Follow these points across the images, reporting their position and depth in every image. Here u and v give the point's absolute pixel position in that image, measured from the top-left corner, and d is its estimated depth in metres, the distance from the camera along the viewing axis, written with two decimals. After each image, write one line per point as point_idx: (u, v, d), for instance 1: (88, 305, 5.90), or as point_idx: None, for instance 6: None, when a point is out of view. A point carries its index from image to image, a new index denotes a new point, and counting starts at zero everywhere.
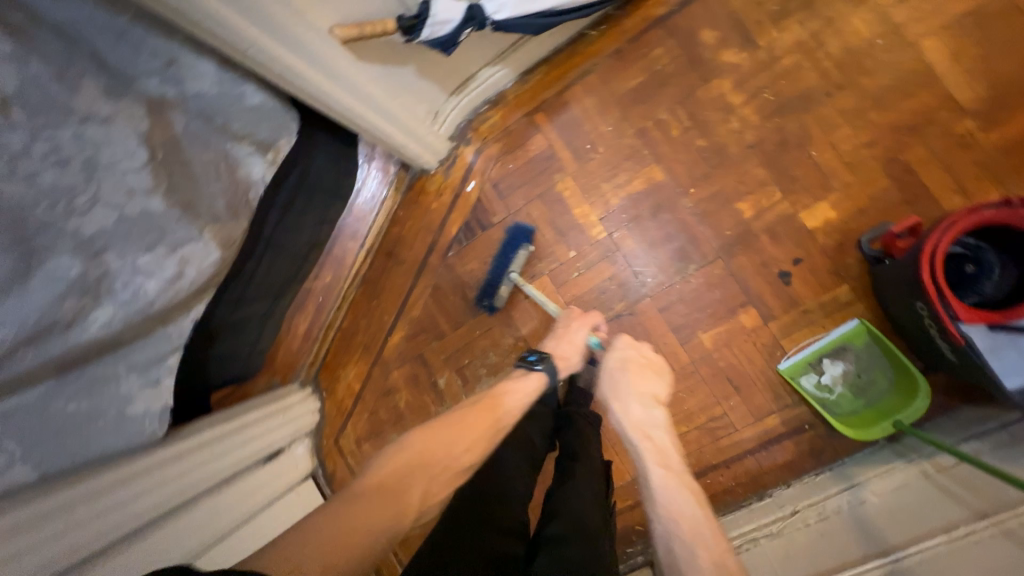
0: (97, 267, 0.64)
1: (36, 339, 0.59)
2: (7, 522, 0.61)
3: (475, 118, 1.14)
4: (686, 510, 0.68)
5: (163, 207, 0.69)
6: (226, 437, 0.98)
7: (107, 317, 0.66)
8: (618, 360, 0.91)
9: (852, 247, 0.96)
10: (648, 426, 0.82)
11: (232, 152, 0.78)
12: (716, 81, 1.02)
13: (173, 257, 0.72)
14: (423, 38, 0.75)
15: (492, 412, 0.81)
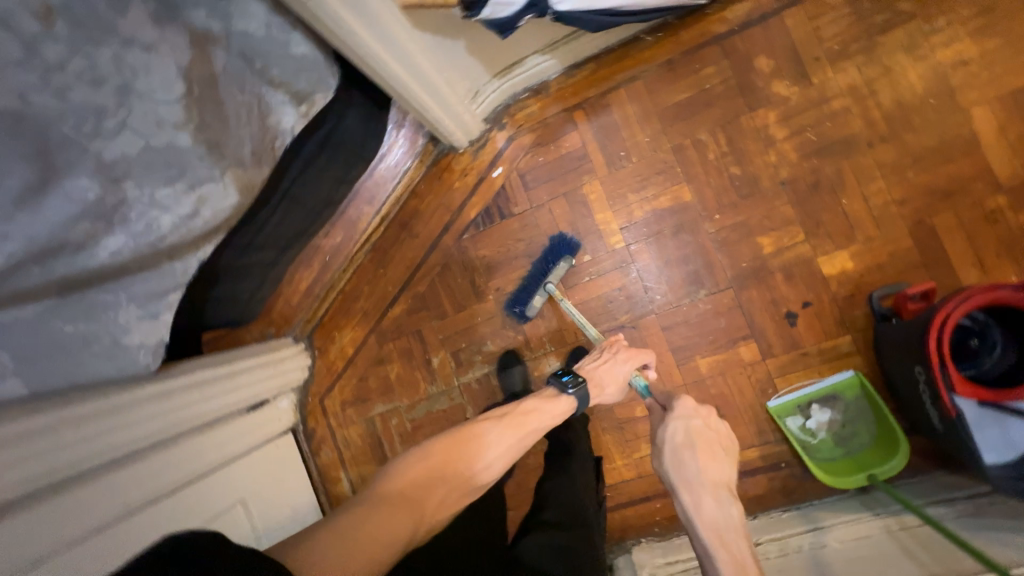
0: (115, 195, 0.62)
1: (45, 257, 0.59)
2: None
3: (513, 105, 1.12)
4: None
5: (190, 142, 0.66)
6: (216, 381, 0.98)
7: (117, 245, 0.65)
8: (688, 436, 0.80)
9: (862, 300, 0.96)
10: (724, 528, 0.71)
11: (266, 97, 0.75)
12: (762, 110, 1.00)
13: (192, 196, 0.71)
14: (481, 16, 0.72)
15: (516, 429, 0.79)
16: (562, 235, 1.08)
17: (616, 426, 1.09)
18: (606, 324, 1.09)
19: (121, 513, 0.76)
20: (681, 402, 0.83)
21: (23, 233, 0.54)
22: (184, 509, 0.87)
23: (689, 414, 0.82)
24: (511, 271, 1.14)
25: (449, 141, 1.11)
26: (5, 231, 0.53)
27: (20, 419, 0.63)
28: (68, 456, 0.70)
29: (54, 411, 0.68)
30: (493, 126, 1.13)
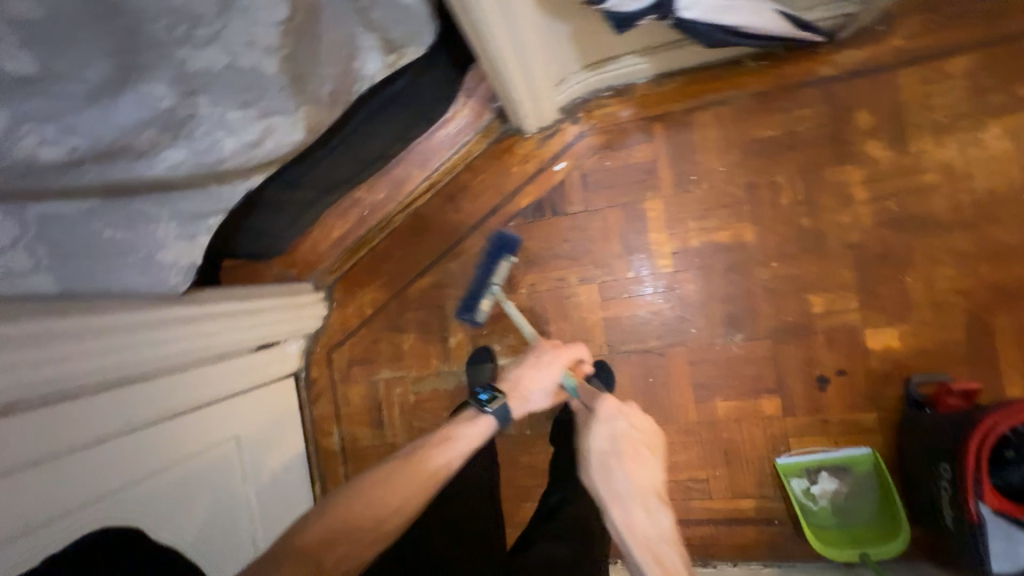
0: (186, 108, 0.57)
1: (104, 158, 0.54)
2: (17, 331, 0.58)
3: (593, 100, 1.07)
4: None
5: (277, 71, 0.61)
6: (236, 316, 0.95)
7: (177, 160, 0.62)
8: (621, 447, 0.80)
9: (899, 382, 0.95)
10: (655, 540, 0.71)
11: (358, 39, 0.68)
12: (849, 167, 0.96)
13: (261, 126, 0.66)
14: (605, 6, 0.67)
15: (429, 460, 0.78)
16: (502, 232, 1.02)
17: None
18: (632, 344, 1.07)
19: (116, 429, 0.75)
20: (603, 404, 0.84)
21: (87, 130, 0.50)
22: (176, 436, 0.86)
23: (612, 422, 0.82)
24: (549, 270, 1.11)
25: (519, 123, 1.06)
26: (70, 123, 0.48)
27: (32, 320, 0.60)
28: (77, 367, 0.67)
29: (68, 318, 0.65)
30: (567, 117, 1.09)
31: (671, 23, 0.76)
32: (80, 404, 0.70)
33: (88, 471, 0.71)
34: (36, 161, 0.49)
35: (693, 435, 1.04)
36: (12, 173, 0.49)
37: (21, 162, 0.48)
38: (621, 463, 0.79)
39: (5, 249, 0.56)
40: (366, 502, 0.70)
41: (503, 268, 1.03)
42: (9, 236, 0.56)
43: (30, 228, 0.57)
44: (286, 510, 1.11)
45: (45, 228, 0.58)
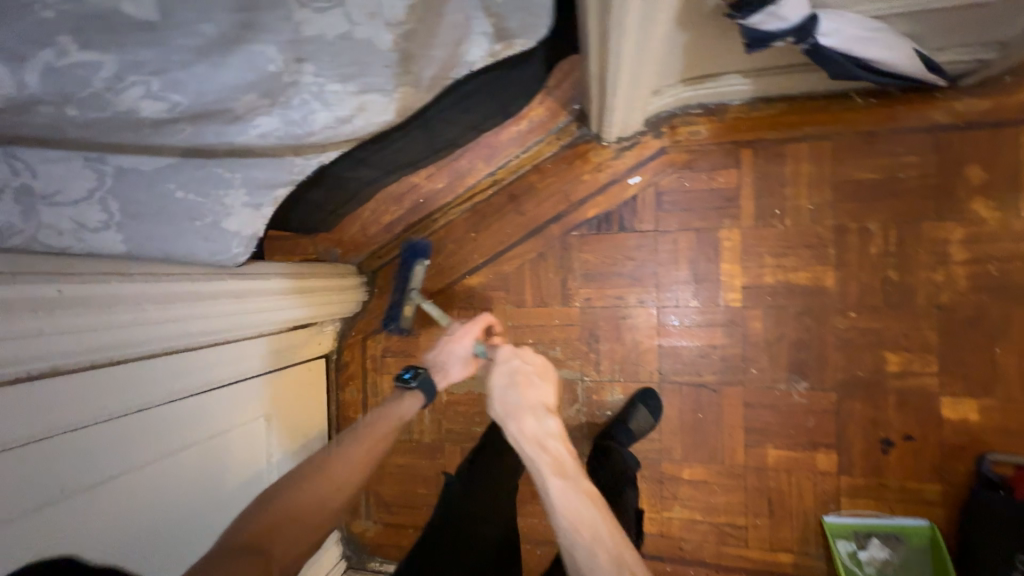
0: (289, 75, 0.51)
1: (201, 119, 0.49)
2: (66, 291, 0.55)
3: (681, 116, 1.01)
4: (585, 519, 0.65)
5: (390, 46, 0.54)
6: (283, 295, 0.90)
7: (268, 128, 0.56)
8: (514, 368, 0.80)
9: (971, 458, 0.89)
10: (542, 437, 0.74)
11: (472, 24, 0.61)
12: (950, 223, 0.90)
13: (355, 102, 0.60)
14: (746, 21, 0.61)
15: (357, 444, 0.83)
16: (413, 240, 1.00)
17: (656, 480, 1.03)
18: (685, 376, 1.02)
19: (156, 398, 0.70)
20: (501, 352, 0.83)
21: (192, 87, 0.45)
22: (210, 414, 0.81)
23: (507, 359, 0.82)
24: (607, 286, 1.06)
25: (600, 129, 1.01)
26: (176, 78, 0.43)
27: (87, 281, 0.57)
28: (127, 335, 0.63)
29: (123, 280, 0.61)
30: (650, 130, 1.03)
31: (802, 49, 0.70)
32: (124, 369, 0.65)
33: (123, 442, 0.66)
34: (134, 114, 0.44)
35: (737, 479, 0.99)
36: (104, 126, 0.44)
37: (121, 114, 0.43)
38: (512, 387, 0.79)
39: (78, 199, 0.51)
40: (300, 493, 0.74)
41: (420, 273, 1.02)
42: (84, 186, 0.51)
43: (107, 179, 0.52)
44: None
45: (123, 182, 0.53)
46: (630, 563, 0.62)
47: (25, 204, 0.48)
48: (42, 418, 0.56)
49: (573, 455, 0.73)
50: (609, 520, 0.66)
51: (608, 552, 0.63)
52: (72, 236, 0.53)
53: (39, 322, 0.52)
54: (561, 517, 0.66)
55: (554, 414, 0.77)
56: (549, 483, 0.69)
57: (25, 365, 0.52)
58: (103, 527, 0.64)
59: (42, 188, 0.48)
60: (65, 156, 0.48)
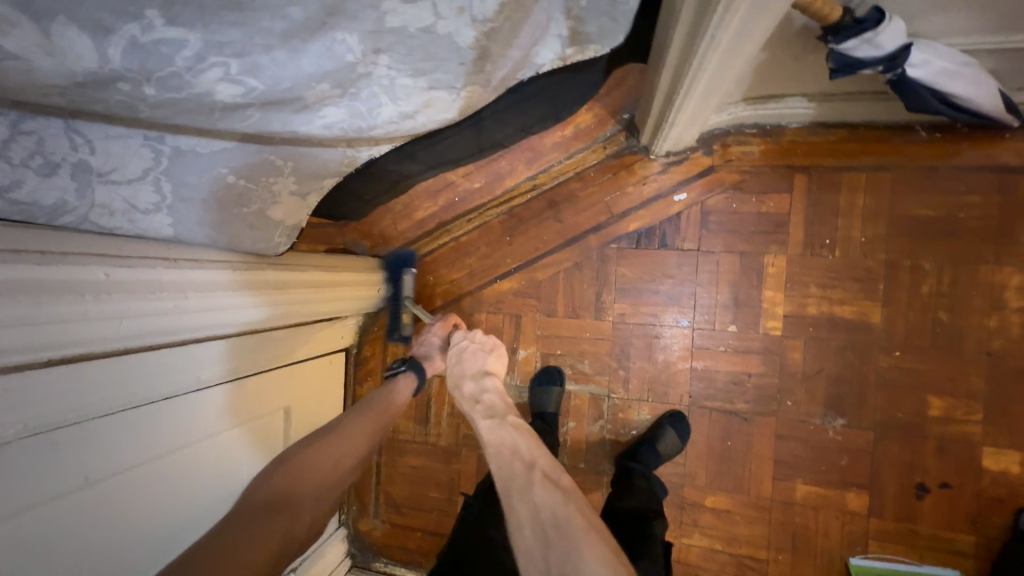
0: (362, 66, 0.47)
1: (269, 106, 0.45)
2: (107, 274, 0.52)
3: (735, 135, 0.98)
4: (508, 444, 0.71)
5: (470, 42, 0.50)
6: (316, 287, 0.87)
7: (332, 119, 0.51)
8: (462, 345, 0.86)
9: (1009, 511, 0.87)
10: (479, 394, 0.79)
11: (551, 25, 0.58)
12: (1008, 269, 0.88)
13: (423, 99, 0.54)
14: (838, 47, 0.59)
15: (372, 417, 0.81)
16: (395, 254, 1.10)
17: (678, 505, 1.00)
18: (717, 402, 0.99)
19: (185, 388, 0.67)
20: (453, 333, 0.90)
21: (269, 72, 0.42)
22: (235, 405, 0.78)
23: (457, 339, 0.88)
24: (643, 303, 1.04)
25: (650, 142, 0.98)
26: (255, 61, 0.40)
27: (130, 266, 0.54)
28: (167, 323, 0.60)
29: (167, 267, 0.58)
30: (701, 147, 1.00)
31: (886, 78, 0.67)
32: (160, 356, 0.62)
33: (152, 432, 0.63)
34: (209, 97, 0.41)
35: (762, 512, 0.97)
36: (175, 107, 0.42)
37: (196, 96, 0.41)
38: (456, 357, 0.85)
39: (132, 179, 0.49)
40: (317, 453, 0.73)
41: (409, 282, 1.12)
42: (139, 166, 0.48)
43: (163, 160, 0.49)
44: None
45: (179, 164, 0.50)
46: (542, 466, 0.67)
47: (80, 180, 0.46)
48: (80, 404, 0.53)
49: (506, 401, 0.78)
50: (531, 441, 0.71)
51: (524, 460, 0.68)
52: (122, 217, 0.51)
53: (85, 305, 0.50)
54: (489, 447, 0.72)
55: (493, 374, 0.83)
56: (479, 425, 0.75)
57: (67, 348, 0.50)
58: (126, 521, 0.61)
59: (99, 165, 0.46)
60: (125, 133, 0.45)
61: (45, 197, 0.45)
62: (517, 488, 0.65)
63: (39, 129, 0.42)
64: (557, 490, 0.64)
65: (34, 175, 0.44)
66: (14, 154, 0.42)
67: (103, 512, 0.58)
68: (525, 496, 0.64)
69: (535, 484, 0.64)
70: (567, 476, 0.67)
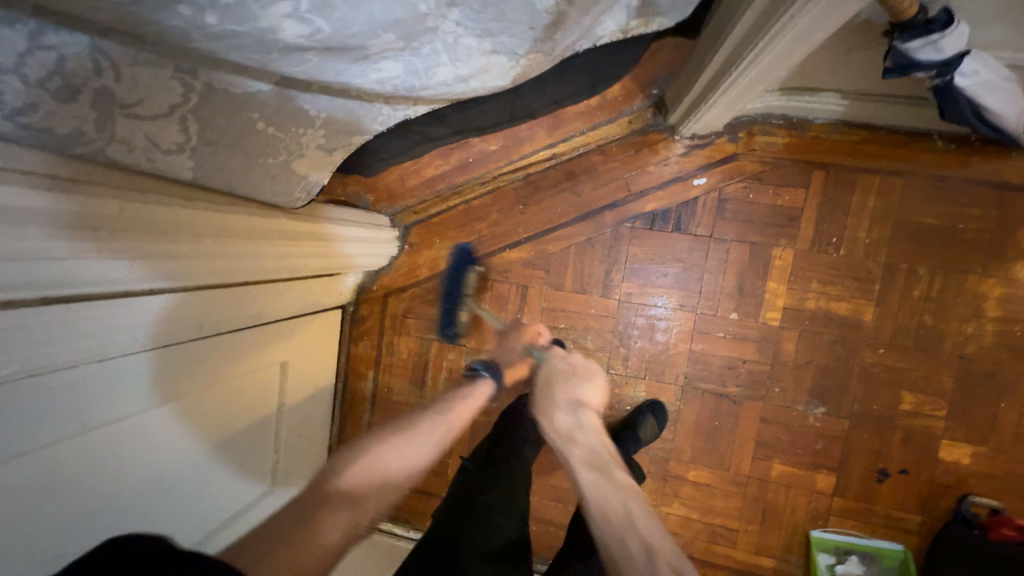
0: (431, 19, 0.44)
1: (328, 53, 0.42)
2: (115, 208, 0.47)
3: (761, 124, 0.98)
4: (616, 505, 0.64)
5: (548, 6, 0.48)
6: (324, 239, 0.84)
7: (388, 74, 0.48)
8: (554, 364, 0.81)
9: (954, 496, 0.97)
10: (575, 430, 0.74)
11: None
12: (992, 281, 0.94)
13: (483, 63, 0.52)
14: (903, 45, 0.58)
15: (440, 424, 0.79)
16: (458, 247, 1.05)
17: (662, 478, 1.06)
18: (710, 384, 1.04)
19: (193, 335, 0.64)
20: (554, 350, 0.86)
21: (338, 13, 0.38)
22: (241, 354, 0.76)
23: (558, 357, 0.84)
24: (650, 284, 1.05)
25: (679, 123, 0.96)
26: (329, 0, 0.37)
27: (147, 204, 0.50)
28: (183, 266, 0.57)
29: (184, 210, 0.55)
30: (727, 133, 0.99)
31: (932, 84, 0.67)
32: (173, 300, 0.59)
33: (161, 375, 0.61)
34: (272, 35, 0.38)
35: (739, 487, 1.04)
36: (234, 41, 0.38)
37: (259, 31, 0.37)
38: (549, 378, 0.80)
39: (158, 115, 0.44)
40: (387, 456, 0.71)
41: (471, 279, 1.04)
42: (166, 101, 0.43)
43: (192, 96, 0.44)
44: (303, 455, 1.04)
45: (209, 104, 0.46)
46: (665, 556, 0.58)
47: (100, 109, 0.41)
48: (88, 347, 0.49)
49: (604, 445, 0.73)
50: (651, 523, 0.62)
51: (640, 543, 0.59)
52: (141, 154, 0.46)
53: (98, 242, 0.46)
54: (597, 518, 0.63)
55: (589, 407, 0.77)
56: (581, 475, 0.68)
57: (71, 287, 0.45)
58: (129, 470, 0.59)
59: (123, 95, 0.41)
60: (156, 62, 0.40)
61: (60, 125, 0.39)
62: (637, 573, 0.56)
63: (61, 45, 0.35)
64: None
65: (51, 99, 0.38)
66: (31, 74, 0.35)
67: (112, 454, 0.56)
68: None
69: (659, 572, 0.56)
70: None
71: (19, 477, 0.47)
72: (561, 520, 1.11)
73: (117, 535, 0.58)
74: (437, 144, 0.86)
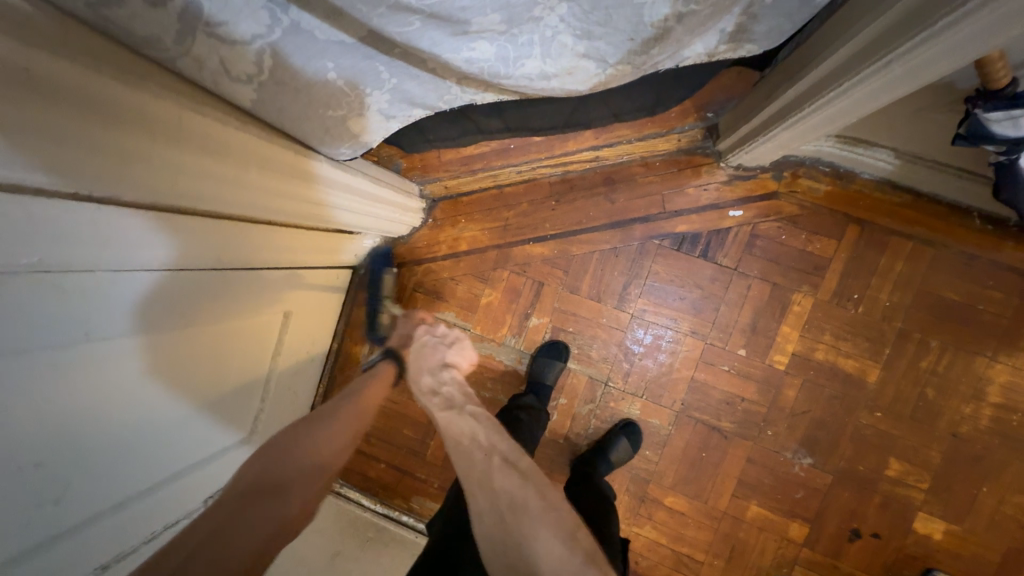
0: (539, 8, 0.48)
1: (431, 21, 0.45)
2: (171, 111, 0.45)
3: (808, 168, 0.98)
4: (467, 431, 0.68)
5: (656, 20, 0.52)
6: (357, 195, 0.82)
7: (478, 54, 0.51)
8: (424, 340, 0.84)
9: (919, 568, 0.98)
10: (439, 386, 0.77)
11: (721, 19, 0.57)
12: (1000, 367, 0.95)
13: (572, 64, 0.56)
14: (983, 115, 0.59)
15: (356, 409, 0.72)
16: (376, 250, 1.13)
17: (639, 497, 1.06)
18: (705, 415, 1.04)
19: (203, 263, 0.63)
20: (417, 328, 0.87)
21: None
22: (244, 291, 0.75)
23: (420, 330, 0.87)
24: (665, 305, 1.04)
25: (727, 150, 0.96)
26: None
27: (203, 119, 0.49)
28: (222, 192, 0.55)
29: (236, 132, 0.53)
30: (772, 170, 0.99)
31: (995, 160, 0.67)
32: (194, 223, 0.58)
33: (167, 300, 0.60)
34: None
35: (713, 521, 1.04)
36: None
37: None
38: (414, 349, 0.83)
39: (238, 41, 0.45)
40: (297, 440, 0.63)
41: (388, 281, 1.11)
42: (250, 29, 0.45)
43: (276, 31, 0.46)
44: (287, 408, 1.02)
45: (289, 42, 0.47)
46: (502, 452, 0.64)
47: (185, 23, 0.42)
48: (110, 254, 0.48)
49: (464, 391, 0.76)
50: (490, 430, 0.68)
51: (482, 448, 0.65)
52: (209, 75, 0.47)
53: (151, 148, 0.44)
54: (447, 440, 0.68)
55: (453, 366, 0.81)
56: (436, 417, 0.72)
57: (111, 190, 0.44)
58: (119, 389, 0.57)
59: (210, 12, 0.42)
60: None
61: (143, 26, 0.40)
62: (476, 474, 0.62)
63: None
64: (517, 474, 0.61)
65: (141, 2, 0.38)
66: None
67: (105, 370, 0.54)
68: (484, 484, 0.61)
69: (495, 467, 0.62)
70: (513, 476, 0.61)
71: (23, 374, 0.45)
72: None
73: (101, 454, 0.57)
74: (488, 137, 0.86)
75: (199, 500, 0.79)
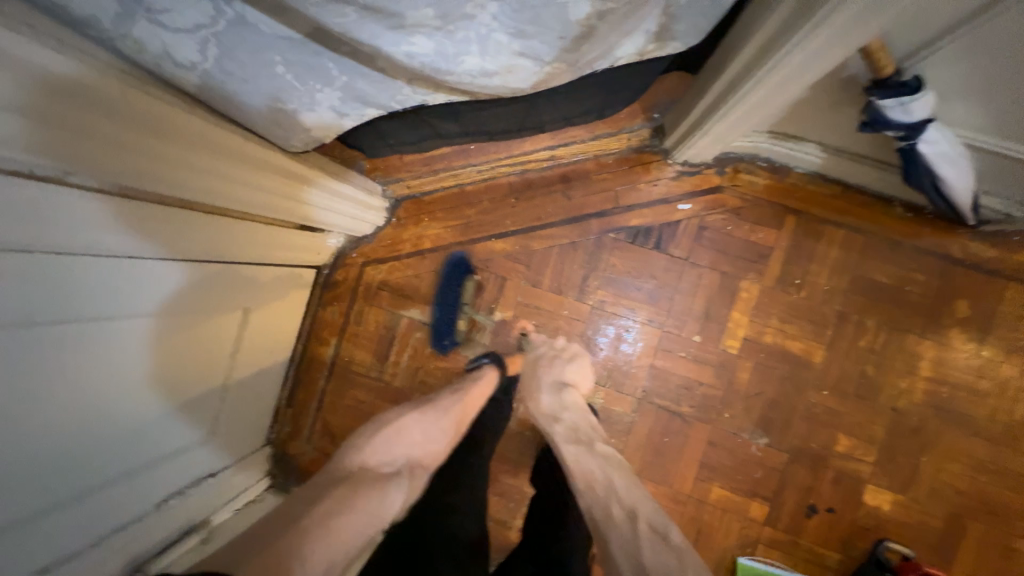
0: (470, 7, 0.51)
1: (368, 14, 0.48)
2: (115, 88, 0.45)
3: (747, 163, 1.05)
4: (598, 474, 0.82)
5: (580, 18, 0.56)
6: (318, 190, 0.84)
7: (417, 49, 0.55)
8: (540, 352, 1.04)
9: (871, 540, 1.02)
10: (557, 411, 0.93)
11: (644, 20, 0.62)
12: (929, 343, 1.02)
13: (510, 62, 0.60)
14: (878, 101, 0.66)
15: (455, 403, 0.93)
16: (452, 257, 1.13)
17: None
18: (665, 401, 1.07)
19: (154, 253, 0.61)
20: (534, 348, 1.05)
21: None
22: (204, 287, 0.73)
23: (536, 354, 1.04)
24: (624, 296, 1.08)
25: (673, 147, 1.02)
26: None
27: (148, 101, 0.49)
28: (174, 176, 0.55)
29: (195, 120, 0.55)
30: (715, 166, 1.06)
31: (899, 147, 0.75)
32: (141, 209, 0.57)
33: (118, 290, 0.58)
34: None
35: (678, 505, 1.06)
36: None
37: None
38: (534, 372, 1.00)
39: (182, 29, 0.48)
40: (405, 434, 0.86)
41: (467, 288, 1.11)
42: (193, 19, 0.47)
43: (220, 22, 0.48)
44: (247, 412, 1.00)
45: (233, 33, 0.50)
46: (644, 516, 0.76)
47: (126, 7, 0.44)
48: (54, 233, 0.46)
49: (593, 430, 0.91)
50: (627, 483, 0.81)
51: (622, 504, 0.77)
52: (152, 59, 0.50)
53: (96, 121, 0.44)
54: (578, 480, 0.82)
55: (573, 386, 0.98)
56: (565, 449, 0.87)
57: (50, 164, 0.43)
58: (75, 379, 0.56)
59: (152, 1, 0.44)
60: None
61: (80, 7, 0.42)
62: (616, 524, 0.74)
63: None
64: (661, 540, 0.72)
65: None
66: None
67: (49, 359, 0.52)
68: (624, 536, 0.72)
69: (636, 521, 0.74)
70: (660, 535, 0.73)
71: None
72: (503, 517, 1.09)
73: (44, 451, 0.54)
74: (446, 141, 0.90)
75: (149, 505, 0.75)
